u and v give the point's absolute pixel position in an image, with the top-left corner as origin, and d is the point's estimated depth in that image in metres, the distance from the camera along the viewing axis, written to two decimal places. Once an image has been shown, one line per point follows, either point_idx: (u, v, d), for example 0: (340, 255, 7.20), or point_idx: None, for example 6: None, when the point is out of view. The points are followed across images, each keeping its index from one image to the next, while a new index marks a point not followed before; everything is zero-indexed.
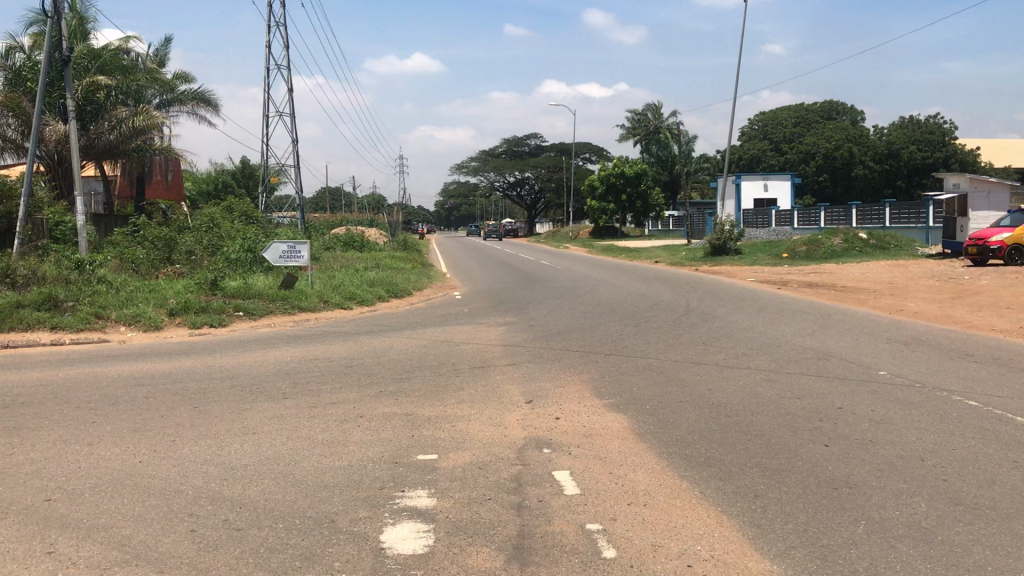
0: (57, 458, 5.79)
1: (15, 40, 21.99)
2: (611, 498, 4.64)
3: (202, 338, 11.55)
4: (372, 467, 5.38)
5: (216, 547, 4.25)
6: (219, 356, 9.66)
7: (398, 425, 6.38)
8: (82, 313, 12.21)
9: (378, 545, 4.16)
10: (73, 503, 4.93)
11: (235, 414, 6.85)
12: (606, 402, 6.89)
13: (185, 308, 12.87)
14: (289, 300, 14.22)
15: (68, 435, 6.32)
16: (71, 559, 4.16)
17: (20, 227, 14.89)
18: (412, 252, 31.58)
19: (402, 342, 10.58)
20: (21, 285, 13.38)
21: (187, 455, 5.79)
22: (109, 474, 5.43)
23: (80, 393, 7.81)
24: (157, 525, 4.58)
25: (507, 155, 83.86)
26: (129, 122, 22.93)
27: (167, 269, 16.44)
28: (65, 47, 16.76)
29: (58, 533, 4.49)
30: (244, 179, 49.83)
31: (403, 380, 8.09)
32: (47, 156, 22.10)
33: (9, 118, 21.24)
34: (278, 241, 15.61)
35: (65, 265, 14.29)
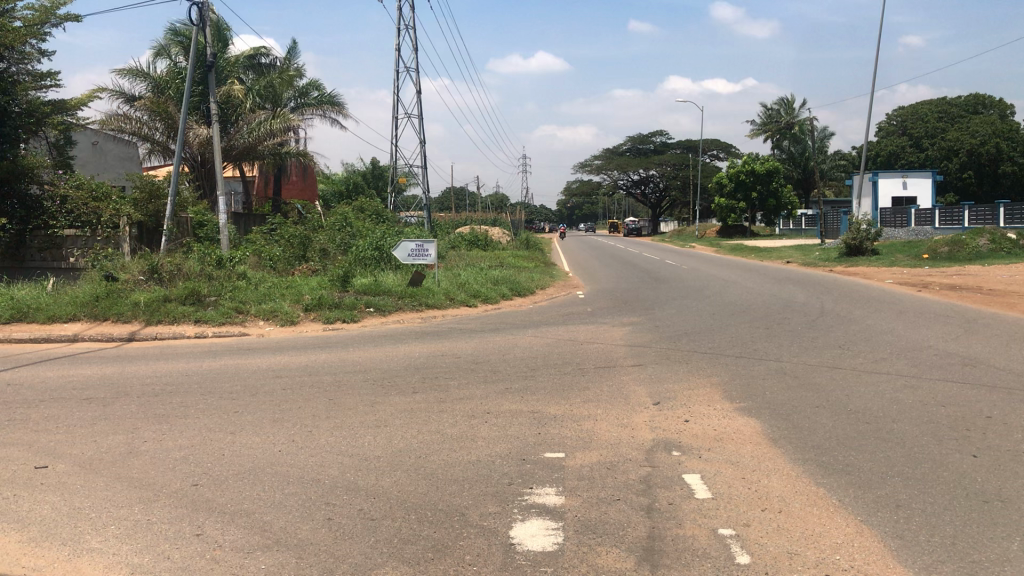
0: (202, 445, 6.13)
1: (163, 49, 23.28)
2: (744, 503, 4.54)
3: (335, 332, 11.86)
4: (500, 463, 5.44)
5: (352, 536, 4.39)
6: (352, 350, 9.96)
7: (525, 422, 6.41)
8: (225, 307, 12.86)
9: (508, 540, 4.20)
10: (218, 488, 5.23)
11: (367, 407, 7.04)
12: (737, 406, 6.74)
13: (319, 303, 13.31)
14: (417, 297, 14.49)
15: (212, 424, 6.66)
16: (217, 543, 4.44)
17: (167, 225, 15.59)
18: (536, 251, 31.70)
19: (527, 339, 10.65)
20: (168, 280, 14.16)
21: (324, 445, 6.00)
22: (251, 462, 5.69)
23: (223, 383, 8.20)
24: (297, 512, 4.77)
25: (631, 153, 83.43)
26: (267, 125, 23.80)
27: (302, 266, 17.17)
28: (209, 54, 17.47)
29: (205, 516, 4.80)
30: (373, 180, 50.96)
31: (529, 377, 8.13)
32: (192, 158, 23.29)
33: (157, 123, 22.50)
34: (407, 240, 15.97)
35: (209, 261, 15.05)
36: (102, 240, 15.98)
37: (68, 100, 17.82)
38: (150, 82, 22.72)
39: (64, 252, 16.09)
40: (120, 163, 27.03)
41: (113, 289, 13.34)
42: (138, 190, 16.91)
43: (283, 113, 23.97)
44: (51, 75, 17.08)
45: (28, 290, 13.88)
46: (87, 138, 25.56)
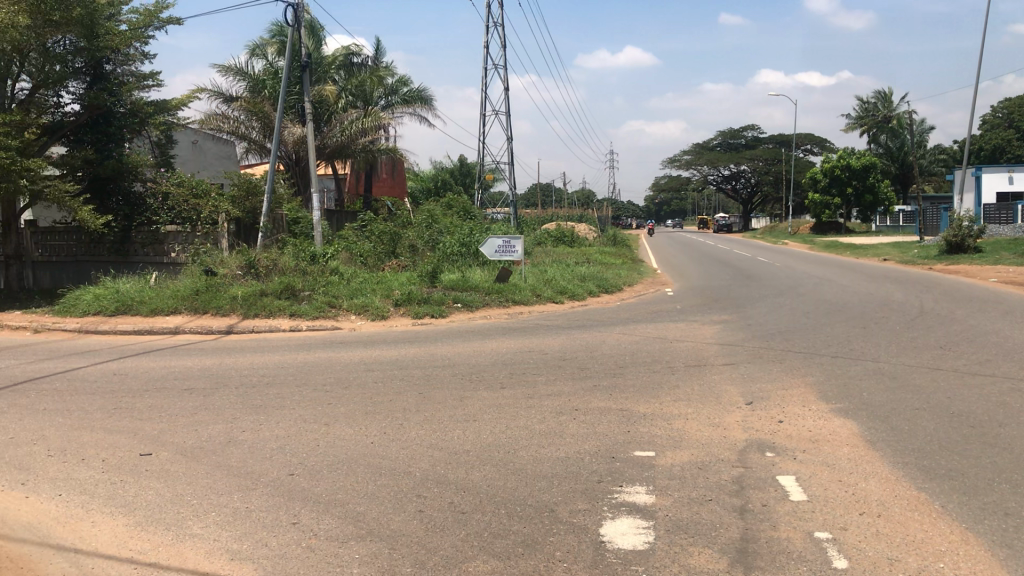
0: (298, 436, 6.30)
1: (260, 50, 23.90)
2: (840, 507, 4.43)
3: (424, 328, 12.00)
4: (589, 460, 5.43)
5: (444, 529, 4.44)
6: (442, 345, 10.08)
7: (614, 420, 6.38)
8: (318, 302, 13.16)
9: (598, 538, 4.19)
10: (313, 478, 5.37)
11: (456, 402, 7.10)
12: (833, 407, 6.57)
13: (409, 298, 13.50)
14: (504, 294, 14.56)
15: (306, 415, 6.82)
16: (313, 531, 4.56)
17: (262, 222, 16.00)
18: (623, 248, 31.48)
19: (615, 337, 10.59)
20: (264, 275, 14.56)
21: (415, 438, 6.08)
22: (344, 453, 5.82)
23: (317, 375, 8.40)
24: (389, 503, 4.86)
25: (722, 148, 82.17)
26: (359, 124, 24.19)
27: (392, 262, 17.42)
28: (304, 55, 17.84)
29: (301, 505, 4.93)
30: (462, 177, 51.42)
31: (617, 375, 8.09)
32: (287, 156, 23.87)
33: (254, 122, 23.11)
34: (494, 236, 16.06)
35: (303, 257, 15.39)
36: (201, 236, 16.48)
37: (170, 100, 18.43)
38: (247, 82, 23.34)
39: (165, 247, 16.67)
40: (218, 161, 27.92)
41: (211, 282, 13.79)
42: (235, 187, 17.33)
43: (375, 111, 24.32)
44: (154, 76, 17.69)
45: (132, 284, 14.45)
46: (187, 138, 26.45)
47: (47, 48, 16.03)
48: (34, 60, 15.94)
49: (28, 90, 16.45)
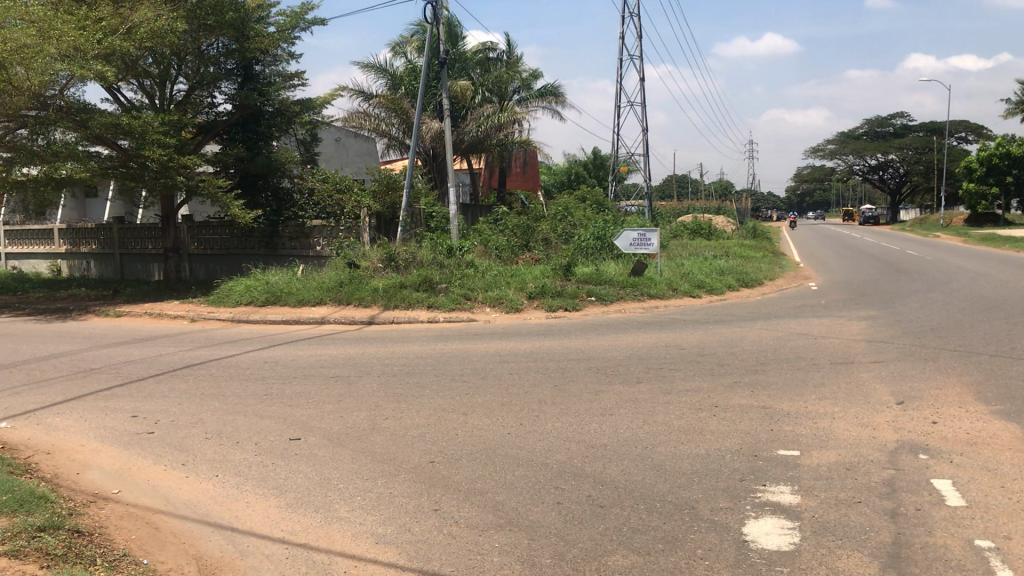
0: (437, 424, 6.44)
1: (401, 48, 24.46)
2: (1005, 515, 4.18)
3: (558, 321, 12.03)
4: (730, 458, 5.32)
5: (582, 522, 4.45)
6: (577, 338, 10.09)
7: (756, 417, 6.23)
8: (454, 294, 13.41)
9: (741, 537, 4.10)
10: (453, 466, 5.48)
11: (592, 395, 7.09)
12: (994, 409, 6.20)
13: (543, 291, 13.57)
14: (640, 287, 14.44)
15: (445, 405, 6.97)
16: (453, 519, 4.66)
17: (401, 215, 16.37)
18: (763, 240, 30.65)
19: (755, 332, 10.33)
20: (403, 268, 14.93)
21: (552, 430, 6.10)
22: (483, 443, 5.90)
23: (455, 366, 8.56)
24: (528, 494, 4.90)
25: (868, 136, 78.79)
26: (495, 118, 24.40)
27: (526, 254, 17.55)
28: (442, 51, 18.08)
29: (443, 493, 5.05)
30: (596, 170, 51.24)
31: (757, 371, 7.89)
32: (425, 151, 24.37)
33: (393, 119, 23.69)
34: (629, 229, 15.94)
35: (439, 250, 15.64)
36: (344, 229, 17.03)
37: (314, 99, 19.09)
38: (387, 80, 23.93)
39: (311, 240, 17.34)
40: (359, 158, 28.79)
41: (354, 275, 14.28)
42: (376, 182, 17.75)
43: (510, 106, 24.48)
44: (300, 75, 18.35)
45: (280, 275, 15.10)
46: (331, 135, 27.41)
47: (202, 51, 16.94)
48: (189, 62, 16.86)
49: (185, 91, 17.44)
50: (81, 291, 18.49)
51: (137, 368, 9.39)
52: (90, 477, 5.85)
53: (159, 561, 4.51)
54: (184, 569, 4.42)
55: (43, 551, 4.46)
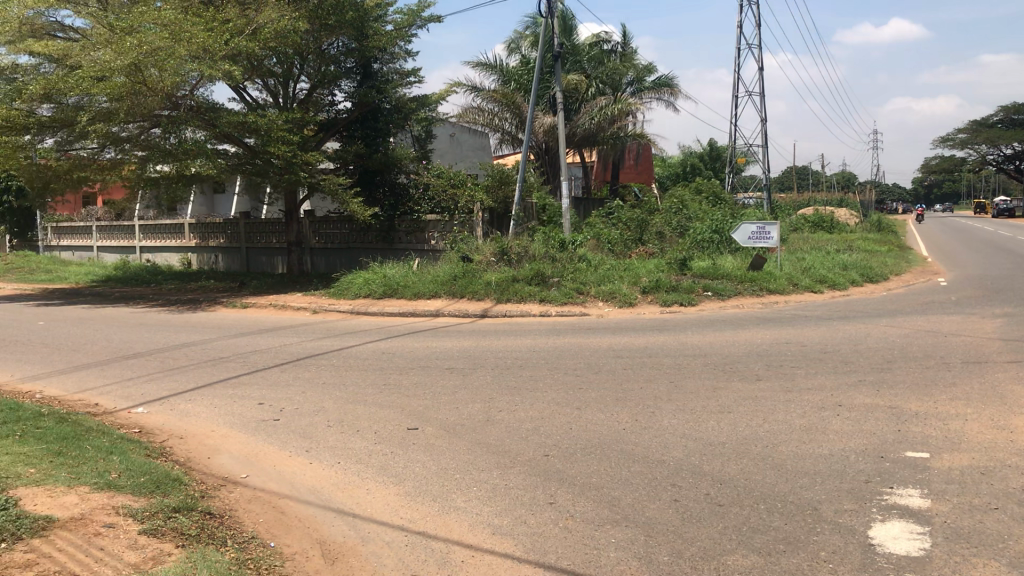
0: (551, 418, 6.46)
1: (515, 43, 24.57)
2: None
3: (672, 316, 11.88)
4: (855, 459, 5.14)
5: (700, 520, 4.39)
6: (693, 334, 9.95)
7: (881, 417, 6.01)
8: (567, 289, 13.42)
9: (867, 541, 3.97)
10: (568, 460, 5.49)
11: (708, 392, 6.98)
12: None
13: (657, 286, 13.43)
14: (758, 282, 14.12)
15: (559, 399, 6.98)
16: (569, 512, 4.67)
17: (514, 210, 16.44)
18: (888, 234, 29.47)
19: (880, 329, 9.97)
20: (516, 262, 15.01)
21: (667, 426, 6.04)
22: (597, 438, 5.89)
23: (569, 360, 8.57)
24: (644, 490, 4.87)
25: (1003, 124, 74.78)
26: (609, 110, 24.22)
27: (639, 249, 17.42)
28: (556, 44, 18.02)
29: (557, 487, 5.07)
30: (712, 162, 50.30)
31: (883, 369, 7.61)
32: (537, 145, 24.44)
33: (507, 114, 23.85)
34: (747, 222, 15.60)
35: (552, 245, 15.49)
36: (458, 224, 17.25)
37: (431, 95, 19.38)
38: (501, 75, 24.09)
39: (426, 235, 17.61)
40: (473, 153, 29.10)
41: (469, 269, 14.47)
42: (489, 177, 17.84)
43: (624, 98, 24.23)
44: (416, 72, 18.64)
45: (397, 268, 15.44)
46: (446, 130, 27.82)
47: (323, 51, 17.45)
48: (311, 62, 17.41)
49: (307, 89, 18.06)
50: (210, 284, 19.33)
51: (262, 357, 9.76)
52: (219, 461, 6.12)
53: (285, 544, 4.69)
54: (308, 552, 4.58)
55: (178, 531, 4.72)
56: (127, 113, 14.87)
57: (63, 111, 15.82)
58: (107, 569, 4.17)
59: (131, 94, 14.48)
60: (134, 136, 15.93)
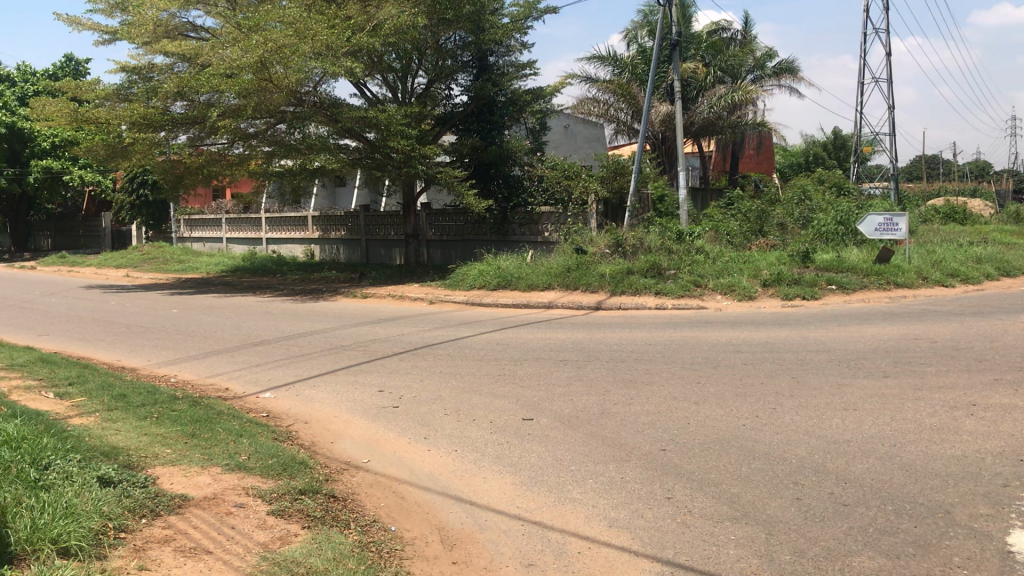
0: (668, 413, 6.39)
1: (631, 32, 24.32)
2: None
3: (793, 310, 11.57)
4: (993, 461, 4.90)
5: (824, 519, 4.27)
6: (815, 328, 9.68)
7: (1021, 419, 5.70)
8: (684, 281, 13.25)
9: (1005, 548, 3.79)
10: (686, 455, 5.43)
11: (832, 389, 6.77)
12: None
13: (778, 279, 13.10)
14: (885, 276, 13.58)
15: (676, 393, 6.90)
16: (687, 507, 4.62)
17: (631, 201, 16.27)
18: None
19: (1018, 326, 9.45)
20: (631, 253, 14.81)
21: (789, 423, 5.89)
22: (716, 433, 5.80)
23: (686, 354, 8.46)
24: (765, 488, 4.77)
25: None
26: (728, 98, 23.69)
27: (759, 241, 17.02)
28: (675, 33, 17.71)
29: (675, 481, 5.02)
30: (835, 151, 48.68)
31: (1022, 368, 7.22)
32: (654, 135, 24.17)
33: (623, 105, 23.67)
34: (874, 213, 15.03)
35: (668, 236, 15.14)
36: (572, 216, 17.12)
37: (546, 87, 19.38)
38: (616, 66, 23.86)
39: (540, 227, 17.62)
40: (588, 144, 28.94)
41: (583, 261, 14.45)
42: (604, 168, 17.38)
43: (744, 85, 23.67)
44: (532, 64, 18.67)
45: (511, 260, 15.56)
46: (561, 122, 27.84)
47: (440, 45, 17.70)
48: (429, 56, 17.58)
49: (425, 84, 18.34)
50: (331, 274, 19.90)
51: (382, 346, 9.99)
52: (342, 446, 6.30)
53: (405, 529, 4.79)
54: (427, 538, 4.66)
55: (304, 512, 4.89)
56: (254, 109, 15.48)
57: (195, 108, 16.54)
58: (238, 547, 4.36)
59: (257, 91, 15.01)
60: (261, 132, 16.62)
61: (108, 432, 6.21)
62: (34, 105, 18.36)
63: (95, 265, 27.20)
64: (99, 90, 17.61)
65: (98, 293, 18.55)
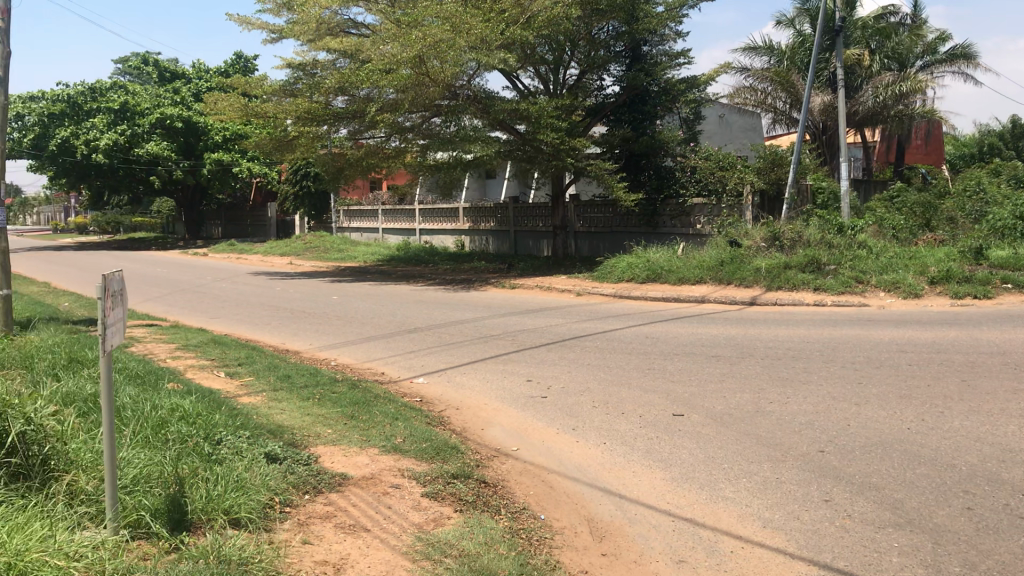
0: (827, 413, 6.17)
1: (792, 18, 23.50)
2: None
3: (963, 310, 10.91)
4: None
5: (998, 532, 4.02)
6: (989, 329, 9.09)
7: None
8: (844, 277, 12.74)
9: None
10: (845, 458, 5.23)
11: (1008, 394, 6.35)
12: None
13: (947, 276, 12.39)
14: None
15: (835, 393, 6.65)
16: (846, 511, 4.45)
17: (789, 193, 15.71)
18: None
19: None
20: (788, 247, 14.35)
21: (959, 429, 5.57)
22: (878, 436, 5.55)
23: (845, 353, 8.13)
24: (933, 495, 4.53)
25: None
26: (895, 87, 22.60)
27: (927, 236, 16.19)
28: (839, 19, 16.93)
29: (834, 484, 4.85)
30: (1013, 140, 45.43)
31: None
32: (815, 125, 23.36)
33: (782, 95, 23.01)
34: None
35: (829, 229, 14.40)
36: (726, 208, 16.58)
37: (701, 77, 18.99)
38: (774, 55, 23.15)
39: (692, 219, 17.29)
40: (743, 134, 28.32)
41: (737, 254, 14.13)
42: (761, 159, 16.84)
43: (913, 74, 22.49)
44: (686, 53, 18.33)
45: (662, 253, 15.38)
46: (715, 112, 27.32)
47: (593, 36, 17.68)
48: (582, 47, 17.75)
49: (578, 75, 18.56)
50: (481, 265, 20.24)
51: (531, 336, 10.09)
52: (492, 433, 6.40)
53: (554, 518, 4.82)
54: (576, 528, 4.68)
55: (457, 496, 5.00)
56: (412, 103, 15.93)
57: (355, 103, 17.15)
58: (394, 526, 4.50)
59: (415, 85, 15.46)
60: (417, 125, 17.06)
61: (274, 411, 6.55)
62: (209, 101, 19.49)
63: (261, 253, 28.69)
64: (267, 86, 18.51)
65: (264, 280, 19.56)
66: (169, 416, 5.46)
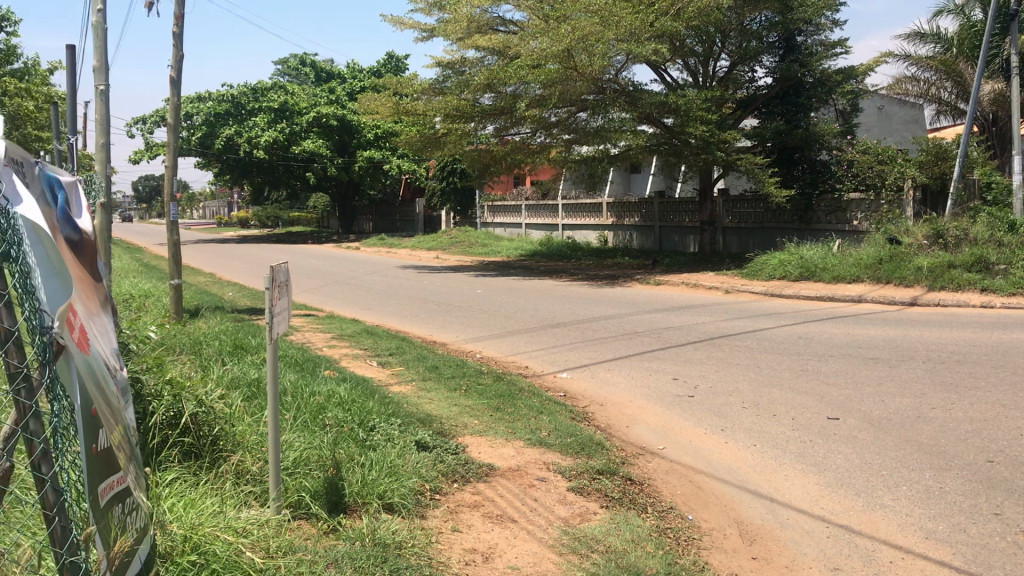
0: (996, 421, 5.81)
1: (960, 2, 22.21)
2: None
3: None
4: None
5: None
6: None
7: None
8: (1016, 278, 11.95)
9: None
10: (1017, 470, 4.92)
11: None
12: None
13: None
14: None
15: (1005, 401, 6.26)
16: (1019, 527, 4.20)
17: (954, 187, 14.83)
18: None
19: None
20: (953, 245, 13.58)
21: None
22: None
23: (1017, 358, 7.64)
24: None
25: None
26: None
27: None
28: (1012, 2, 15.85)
29: (1005, 497, 4.57)
30: None
31: None
32: (983, 116, 22.02)
33: (947, 84, 21.81)
34: None
35: (998, 225, 13.49)
36: (885, 203, 15.80)
37: (858, 67, 18.21)
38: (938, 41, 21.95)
39: (848, 215, 16.61)
40: (903, 126, 27.12)
41: (896, 253, 13.50)
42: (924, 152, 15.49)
43: None
44: (843, 43, 17.63)
45: (815, 250, 14.87)
46: (873, 103, 26.18)
47: (744, 27, 17.24)
48: (733, 39, 17.37)
49: (728, 67, 18.17)
50: (625, 260, 20.11)
51: (677, 333, 9.95)
52: (637, 431, 6.34)
53: (703, 519, 4.74)
54: (725, 530, 4.58)
55: (602, 492, 4.99)
56: (559, 98, 15.97)
57: (502, 99, 17.36)
58: (541, 519, 4.54)
59: (562, 79, 15.52)
60: (563, 121, 17.18)
61: (423, 400, 6.72)
62: (362, 100, 20.15)
63: (409, 247, 29.47)
64: (417, 84, 18.96)
65: (412, 273, 20.09)
66: (326, 402, 5.70)
